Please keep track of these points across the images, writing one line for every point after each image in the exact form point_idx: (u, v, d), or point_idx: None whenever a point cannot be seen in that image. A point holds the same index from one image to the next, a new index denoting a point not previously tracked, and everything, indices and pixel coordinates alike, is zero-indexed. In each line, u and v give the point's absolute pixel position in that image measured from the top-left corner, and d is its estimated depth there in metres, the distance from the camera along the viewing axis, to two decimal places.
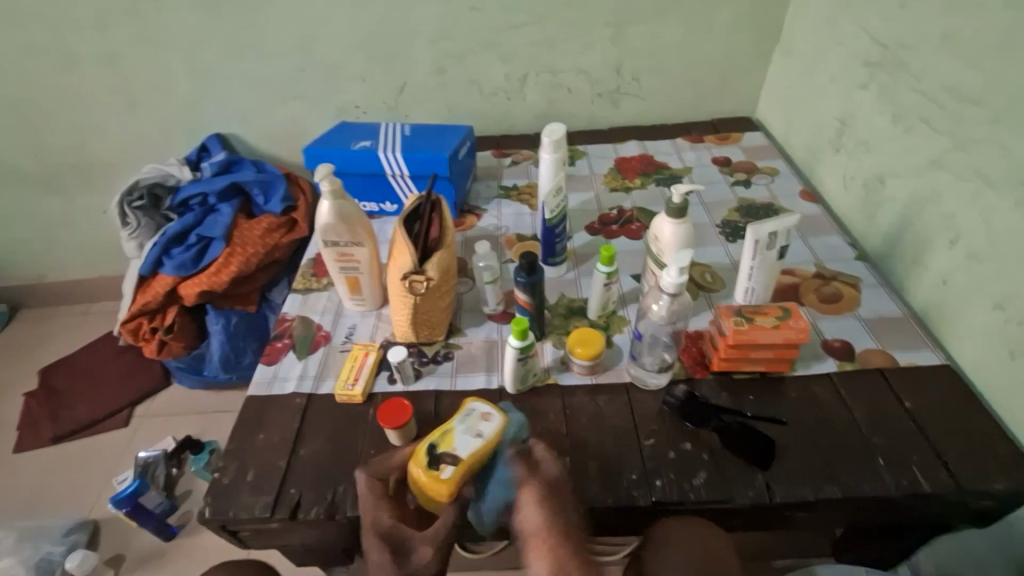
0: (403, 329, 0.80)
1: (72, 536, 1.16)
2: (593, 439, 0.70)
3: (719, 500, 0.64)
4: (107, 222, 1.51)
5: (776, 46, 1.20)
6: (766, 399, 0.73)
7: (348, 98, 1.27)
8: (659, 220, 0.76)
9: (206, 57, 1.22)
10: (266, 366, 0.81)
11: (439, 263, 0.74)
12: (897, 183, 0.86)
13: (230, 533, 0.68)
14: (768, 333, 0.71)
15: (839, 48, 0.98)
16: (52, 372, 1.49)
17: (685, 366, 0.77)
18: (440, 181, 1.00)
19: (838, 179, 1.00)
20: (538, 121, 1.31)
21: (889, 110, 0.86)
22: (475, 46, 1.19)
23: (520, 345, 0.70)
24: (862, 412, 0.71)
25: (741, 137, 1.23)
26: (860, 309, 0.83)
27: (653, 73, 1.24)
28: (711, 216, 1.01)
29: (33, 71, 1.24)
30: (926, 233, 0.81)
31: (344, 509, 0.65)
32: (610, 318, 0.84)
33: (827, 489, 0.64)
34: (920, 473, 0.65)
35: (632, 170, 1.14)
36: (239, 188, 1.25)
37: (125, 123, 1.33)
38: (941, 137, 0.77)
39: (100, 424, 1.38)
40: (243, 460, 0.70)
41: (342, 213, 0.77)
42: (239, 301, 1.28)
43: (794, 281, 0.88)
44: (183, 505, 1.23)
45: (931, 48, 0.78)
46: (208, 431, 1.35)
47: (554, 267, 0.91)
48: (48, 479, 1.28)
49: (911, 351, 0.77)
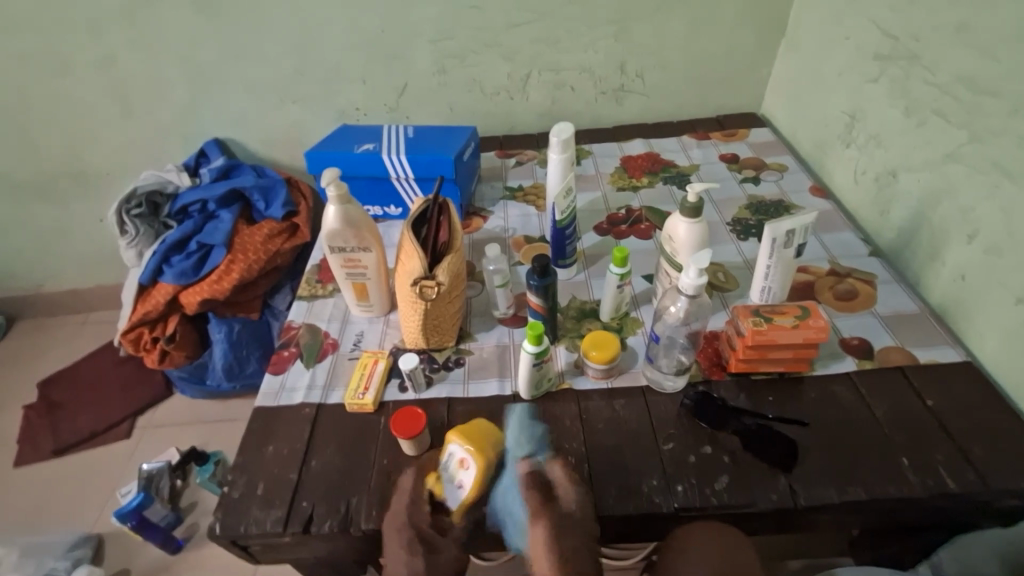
0: (413, 335, 0.79)
1: (76, 552, 1.13)
2: (610, 443, 0.69)
3: (743, 505, 0.63)
4: (103, 231, 1.49)
5: (780, 41, 1.19)
6: (785, 399, 0.72)
7: (348, 100, 1.25)
8: (673, 221, 0.75)
9: (203, 63, 1.20)
10: (273, 376, 0.79)
11: (449, 267, 0.73)
12: (912, 178, 0.84)
13: (241, 549, 0.66)
14: (786, 333, 0.70)
15: (847, 42, 0.97)
16: (52, 383, 1.47)
17: (701, 368, 0.75)
18: (446, 184, 0.98)
19: (849, 174, 0.99)
20: (542, 120, 1.30)
21: (901, 104, 0.85)
22: (475, 46, 1.18)
23: (535, 349, 0.68)
24: (883, 411, 0.70)
25: (747, 133, 1.22)
26: (876, 306, 0.82)
27: (656, 71, 1.22)
28: (721, 213, 1.00)
29: (26, 77, 1.21)
30: (941, 227, 0.80)
31: (358, 522, 0.63)
32: (623, 319, 0.82)
33: (852, 490, 0.63)
34: (945, 472, 0.64)
35: (639, 169, 1.13)
36: (239, 194, 1.23)
37: (121, 129, 1.30)
38: (956, 131, 0.76)
39: (101, 435, 1.35)
40: (252, 474, 0.68)
41: (348, 219, 0.76)
42: (242, 308, 1.27)
43: (808, 278, 0.87)
44: (189, 517, 1.21)
45: (943, 40, 0.77)
46: (212, 441, 1.33)
47: (564, 268, 0.90)
48: (50, 493, 1.26)
49: (930, 347, 0.76)
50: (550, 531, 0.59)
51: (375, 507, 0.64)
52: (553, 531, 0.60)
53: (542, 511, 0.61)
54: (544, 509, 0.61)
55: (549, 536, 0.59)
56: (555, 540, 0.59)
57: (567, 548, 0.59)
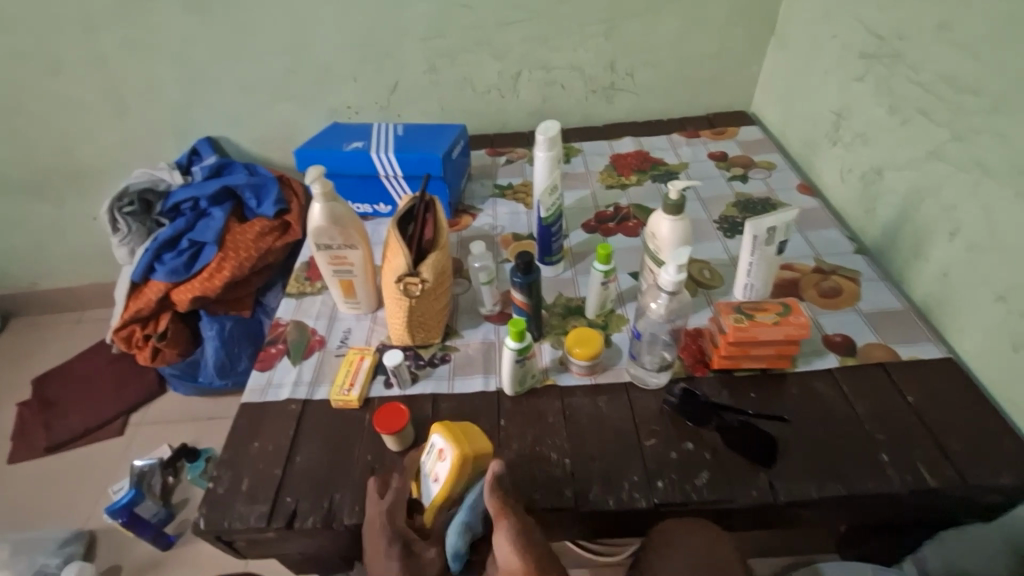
0: (398, 332, 0.79)
1: (67, 548, 1.14)
2: (592, 439, 0.69)
3: (723, 501, 0.63)
4: (97, 230, 1.49)
5: (770, 39, 1.19)
6: (767, 396, 0.72)
7: (339, 98, 1.26)
8: (656, 218, 0.75)
9: (195, 62, 1.21)
10: (260, 372, 0.79)
11: (433, 264, 0.73)
12: (896, 176, 0.85)
13: (226, 544, 0.67)
14: (769, 330, 0.70)
15: (834, 41, 0.97)
16: (46, 380, 1.48)
17: (685, 365, 0.76)
18: (434, 182, 0.99)
19: (835, 172, 1.00)
20: (533, 118, 1.30)
21: (885, 102, 0.85)
22: (466, 44, 1.18)
23: (518, 346, 0.69)
24: (864, 408, 0.70)
25: (737, 131, 1.22)
26: (860, 303, 0.82)
27: (647, 69, 1.23)
28: (709, 211, 1.00)
29: (19, 75, 1.22)
30: (925, 225, 0.80)
31: (341, 517, 0.64)
32: (608, 316, 0.83)
33: (831, 486, 0.64)
34: (924, 469, 0.64)
35: (628, 167, 1.13)
36: (231, 192, 1.23)
37: (114, 127, 1.31)
38: (939, 129, 0.76)
39: (95, 432, 1.36)
40: (237, 469, 0.69)
41: (333, 216, 0.76)
42: (233, 306, 1.27)
43: (794, 276, 0.87)
44: (180, 514, 1.21)
45: (926, 38, 0.77)
46: (204, 439, 1.33)
47: (551, 266, 0.90)
48: (43, 489, 1.27)
49: (912, 344, 0.76)
50: (514, 532, 0.56)
51: (358, 502, 0.65)
52: (518, 526, 0.57)
53: (505, 511, 0.57)
54: (508, 510, 0.57)
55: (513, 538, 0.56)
56: (521, 537, 0.57)
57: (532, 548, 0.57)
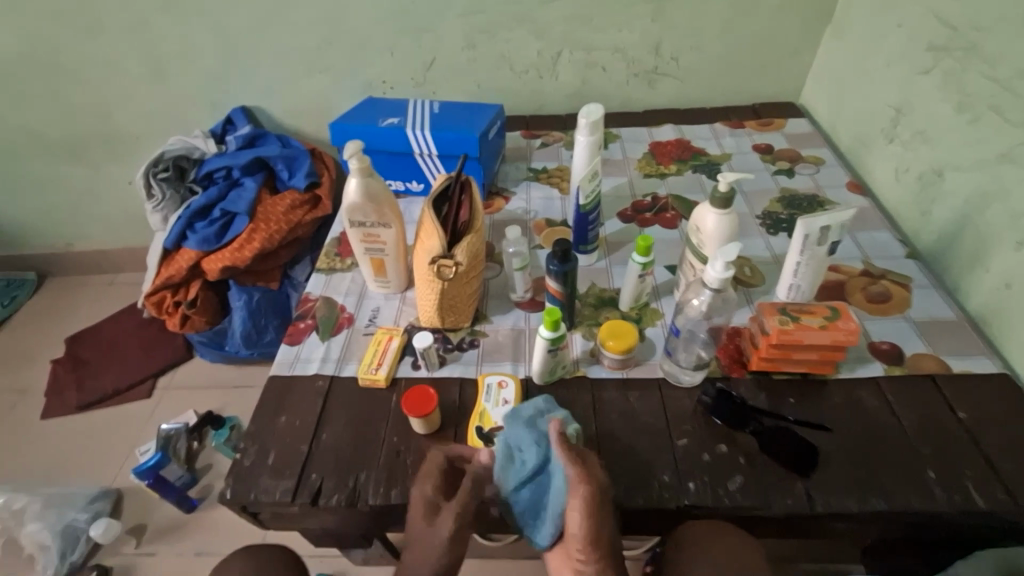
0: (428, 314, 0.78)
1: (95, 505, 1.18)
2: (623, 436, 0.68)
3: (756, 507, 0.61)
4: (131, 193, 1.51)
5: (827, 27, 1.13)
6: (806, 401, 0.69)
7: (375, 72, 1.24)
8: (702, 211, 0.72)
9: (232, 30, 1.20)
10: (288, 346, 0.79)
11: (468, 247, 0.71)
12: (959, 177, 0.80)
13: (251, 515, 0.67)
14: (814, 333, 0.67)
15: (899, 30, 0.91)
16: (78, 340, 1.51)
17: (721, 364, 0.73)
18: (469, 162, 0.97)
19: (889, 171, 0.95)
20: (571, 101, 1.26)
21: (954, 98, 0.80)
22: (506, 21, 1.14)
23: (551, 336, 0.67)
24: (910, 422, 0.67)
25: (784, 123, 1.17)
26: (909, 311, 0.78)
27: (693, 53, 1.18)
28: (751, 205, 0.97)
29: (59, 38, 1.22)
30: (989, 231, 0.75)
31: (365, 497, 0.64)
32: (643, 310, 0.81)
33: (872, 500, 0.61)
34: (974, 489, 0.61)
35: (667, 155, 1.10)
36: (263, 162, 1.23)
37: (151, 93, 1.31)
38: (1014, 130, 0.71)
39: (124, 394, 1.39)
40: (264, 443, 0.69)
41: (370, 193, 0.75)
42: (262, 277, 1.28)
43: (839, 278, 0.83)
44: (203, 479, 1.24)
45: (1006, 31, 0.72)
46: (228, 407, 1.36)
47: (586, 255, 0.88)
48: (74, 445, 1.31)
49: (964, 357, 0.73)
50: (588, 494, 0.59)
51: (382, 483, 0.65)
52: (594, 493, 0.59)
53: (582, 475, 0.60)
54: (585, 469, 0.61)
55: (585, 501, 0.59)
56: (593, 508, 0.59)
57: (602, 511, 0.60)
